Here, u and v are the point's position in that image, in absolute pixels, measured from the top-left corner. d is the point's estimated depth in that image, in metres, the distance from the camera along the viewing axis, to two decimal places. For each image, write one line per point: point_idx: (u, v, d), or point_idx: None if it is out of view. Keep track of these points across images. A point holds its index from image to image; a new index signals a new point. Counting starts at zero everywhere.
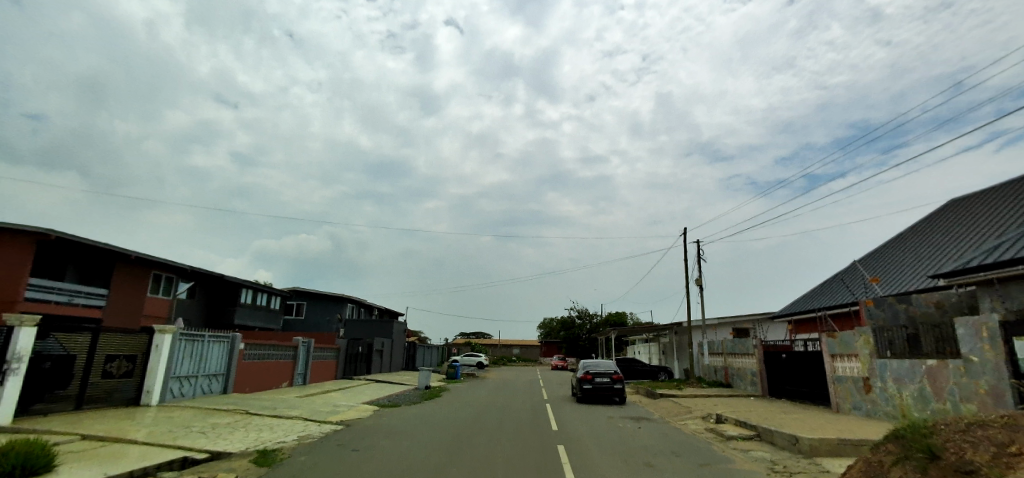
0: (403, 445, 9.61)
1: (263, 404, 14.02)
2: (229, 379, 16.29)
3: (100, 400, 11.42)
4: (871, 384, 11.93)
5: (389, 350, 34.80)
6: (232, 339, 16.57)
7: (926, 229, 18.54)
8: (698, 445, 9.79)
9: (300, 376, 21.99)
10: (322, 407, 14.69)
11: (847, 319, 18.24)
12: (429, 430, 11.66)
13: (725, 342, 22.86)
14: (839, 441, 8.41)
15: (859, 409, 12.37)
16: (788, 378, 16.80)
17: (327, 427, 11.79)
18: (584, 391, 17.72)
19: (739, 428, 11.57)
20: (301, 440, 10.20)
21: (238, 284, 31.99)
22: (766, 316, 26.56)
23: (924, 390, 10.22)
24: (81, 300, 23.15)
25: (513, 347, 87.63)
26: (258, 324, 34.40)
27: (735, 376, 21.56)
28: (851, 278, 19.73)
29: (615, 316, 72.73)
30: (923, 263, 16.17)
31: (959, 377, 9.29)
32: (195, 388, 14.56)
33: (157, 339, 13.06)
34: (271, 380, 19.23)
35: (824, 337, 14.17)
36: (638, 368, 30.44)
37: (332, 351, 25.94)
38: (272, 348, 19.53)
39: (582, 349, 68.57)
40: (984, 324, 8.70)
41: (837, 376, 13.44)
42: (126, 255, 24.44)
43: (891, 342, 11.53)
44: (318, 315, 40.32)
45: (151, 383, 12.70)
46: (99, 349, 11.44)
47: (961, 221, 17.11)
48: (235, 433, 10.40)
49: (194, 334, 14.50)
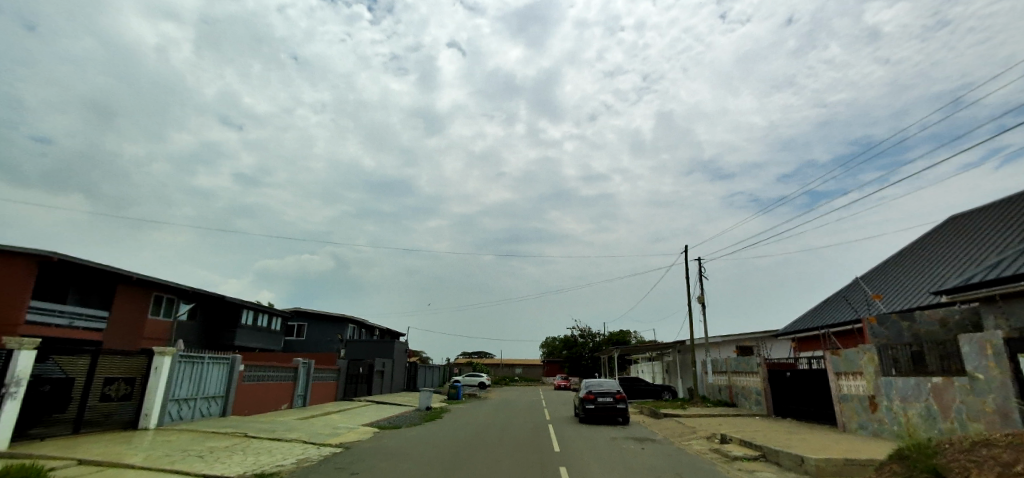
0: (402, 468, 9.50)
1: (262, 427, 13.90)
2: (228, 401, 16.12)
3: (98, 424, 11.32)
4: (877, 402, 11.76)
5: (390, 371, 34.56)
6: (232, 361, 16.46)
7: (929, 246, 18.44)
8: (704, 466, 9.67)
9: (300, 397, 21.79)
10: (321, 429, 14.55)
11: (850, 337, 18.02)
12: (430, 452, 11.52)
13: (729, 360, 22.64)
14: (845, 461, 8.28)
15: (866, 428, 12.17)
16: (793, 397, 16.61)
17: (326, 450, 11.64)
18: (588, 412, 17.46)
19: (745, 448, 11.40)
20: (299, 463, 10.07)
21: (239, 305, 31.93)
22: (770, 334, 26.28)
23: (930, 408, 10.08)
24: (82, 322, 23.11)
25: (516, 367, 87.06)
26: (259, 345, 34.23)
27: (740, 395, 21.28)
28: (854, 295, 19.61)
29: (616, 335, 72.25)
30: (926, 279, 16.11)
31: (965, 395, 9.18)
32: (195, 411, 14.44)
33: (156, 361, 12.99)
34: (271, 402, 19.07)
35: (828, 355, 14.01)
36: (641, 387, 30.18)
37: (332, 372, 25.72)
38: (272, 369, 19.36)
39: (586, 368, 68.03)
40: (988, 340, 8.68)
41: (842, 395, 13.27)
42: (127, 276, 24.44)
43: (896, 359, 11.45)
44: (319, 336, 40.05)
45: (150, 406, 12.63)
46: (98, 372, 11.39)
47: (964, 238, 17.03)
48: (233, 456, 10.29)
49: (194, 356, 14.43)
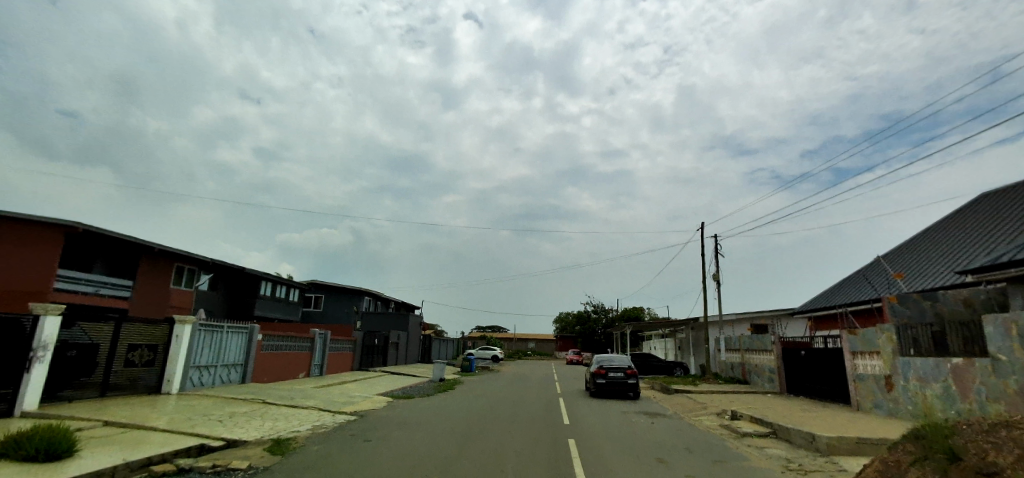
0: (415, 437, 9.69)
1: (280, 394, 14.29)
2: (247, 369, 16.58)
3: (123, 388, 11.75)
4: (893, 382, 11.59)
5: (404, 343, 35.12)
6: (251, 330, 16.86)
7: (957, 224, 17.81)
8: (713, 441, 9.68)
9: (318, 367, 22.34)
10: (337, 397, 14.90)
11: (870, 316, 17.68)
12: (443, 422, 11.72)
13: (743, 338, 22.48)
14: (857, 440, 8.22)
15: (881, 407, 12.03)
16: (807, 376, 16.50)
17: (341, 418, 11.93)
18: (599, 386, 17.60)
19: (755, 425, 11.38)
20: (315, 429, 10.36)
21: (258, 277, 32.55)
22: (785, 312, 25.96)
23: (950, 389, 9.87)
24: (108, 291, 23.84)
25: (529, 341, 87.87)
26: (278, 316, 34.99)
27: (752, 372, 21.18)
28: (875, 273, 19.13)
29: (629, 312, 72.21)
30: (952, 258, 15.60)
31: (986, 377, 8.97)
32: (215, 378, 14.88)
33: (178, 329, 13.34)
34: (289, 370, 19.58)
35: (845, 334, 13.77)
36: (653, 363, 30.28)
37: (348, 343, 26.22)
38: (289, 339, 19.81)
39: (598, 344, 68.43)
40: (1014, 322, 8.41)
41: (858, 374, 13.09)
42: (149, 247, 25.02)
43: (916, 340, 11.17)
44: (335, 307, 40.81)
45: (172, 371, 13.04)
46: (121, 339, 11.75)
47: (994, 216, 16.39)
48: (251, 421, 10.63)
49: (214, 325, 14.81)
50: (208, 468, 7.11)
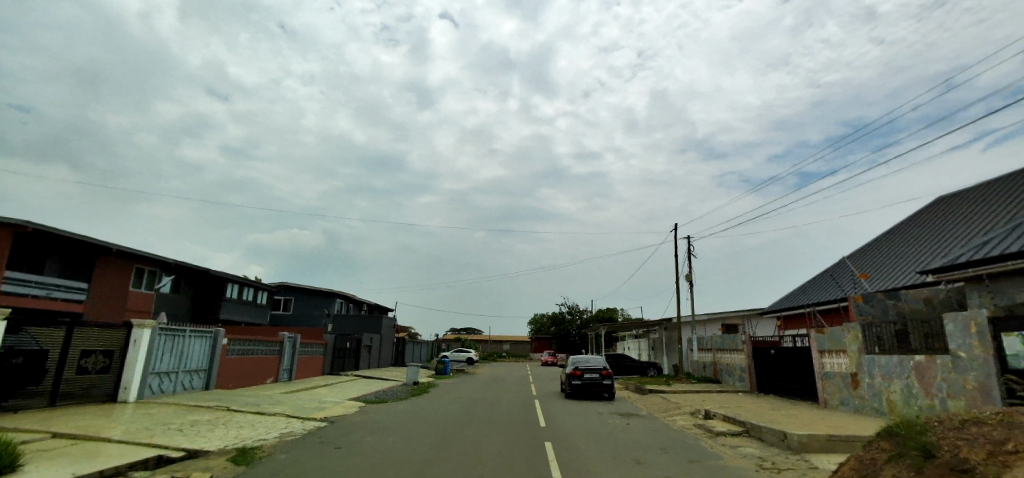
0: (388, 443, 9.42)
1: (246, 400, 13.75)
2: (211, 375, 15.92)
3: (75, 397, 11.08)
4: (859, 379, 11.92)
5: (378, 346, 34.51)
6: (216, 334, 16.20)
7: (917, 226, 18.53)
8: (688, 441, 9.72)
9: (286, 372, 21.67)
10: (307, 403, 14.45)
11: (836, 315, 18.22)
12: (417, 427, 11.46)
13: (714, 338, 22.86)
14: (828, 437, 8.36)
15: (847, 404, 12.35)
16: (776, 374, 16.86)
17: (311, 424, 11.54)
18: (574, 387, 17.59)
19: (729, 424, 11.51)
20: (283, 437, 9.97)
21: (224, 279, 31.46)
22: (755, 312, 26.57)
23: (913, 385, 10.19)
24: (61, 294, 22.55)
25: (504, 342, 87.71)
26: (245, 319, 33.90)
27: (724, 371, 21.55)
28: (840, 274, 19.73)
29: (603, 313, 72.86)
30: (913, 259, 16.20)
31: (947, 373, 9.28)
32: (176, 384, 14.22)
33: (136, 334, 12.67)
34: (256, 376, 18.91)
35: (813, 333, 14.10)
36: (627, 363, 30.57)
37: (319, 347, 25.58)
38: (257, 343, 19.14)
39: (573, 345, 68.81)
40: (973, 319, 8.72)
41: (825, 372, 13.43)
42: (106, 248, 23.86)
43: (880, 337, 11.50)
44: (305, 310, 39.81)
45: (130, 378, 12.38)
46: (74, 345, 11.08)
47: (951, 218, 17.10)
48: (214, 430, 10.16)
49: (176, 329, 14.15)
50: None
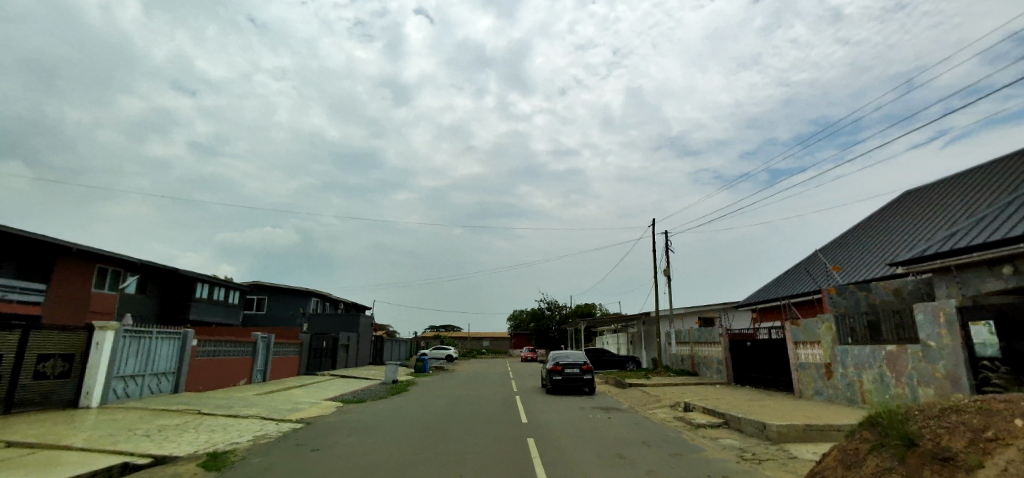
0: (367, 443, 9.19)
1: (217, 403, 13.29)
2: (180, 377, 15.35)
3: (33, 403, 10.51)
4: (832, 369, 12.19)
5: (355, 345, 33.97)
6: (185, 336, 15.62)
7: (885, 220, 19.09)
8: (669, 433, 9.76)
9: (260, 373, 21.09)
10: (282, 404, 14.05)
11: (810, 307, 18.65)
12: (398, 426, 11.24)
13: (692, 331, 23.17)
14: (805, 427, 8.48)
15: (821, 394, 12.64)
16: (752, 366, 17.16)
17: (286, 426, 11.22)
18: (555, 383, 17.58)
19: (708, 415, 11.63)
20: (257, 440, 9.63)
21: (193, 278, 30.43)
22: (731, 305, 27.06)
23: (884, 374, 10.46)
24: (16, 296, 21.31)
25: (483, 339, 87.58)
26: (215, 319, 32.88)
27: (701, 364, 21.87)
28: (814, 267, 20.18)
29: (582, 308, 73.33)
30: (882, 252, 16.66)
31: (917, 362, 9.55)
32: (143, 388, 13.66)
33: (98, 336, 12.10)
34: (228, 377, 18.33)
35: (788, 325, 14.36)
36: (607, 358, 30.79)
37: (294, 347, 24.99)
38: (229, 344, 18.55)
39: (552, 341, 69.11)
40: (942, 309, 8.97)
41: (800, 363, 13.70)
42: (66, 247, 22.78)
43: (853, 328, 11.77)
44: (279, 310, 38.88)
45: (92, 383, 11.80)
46: (30, 348, 10.50)
47: (918, 212, 17.65)
48: (184, 434, 9.76)
49: (141, 330, 13.56)
50: None
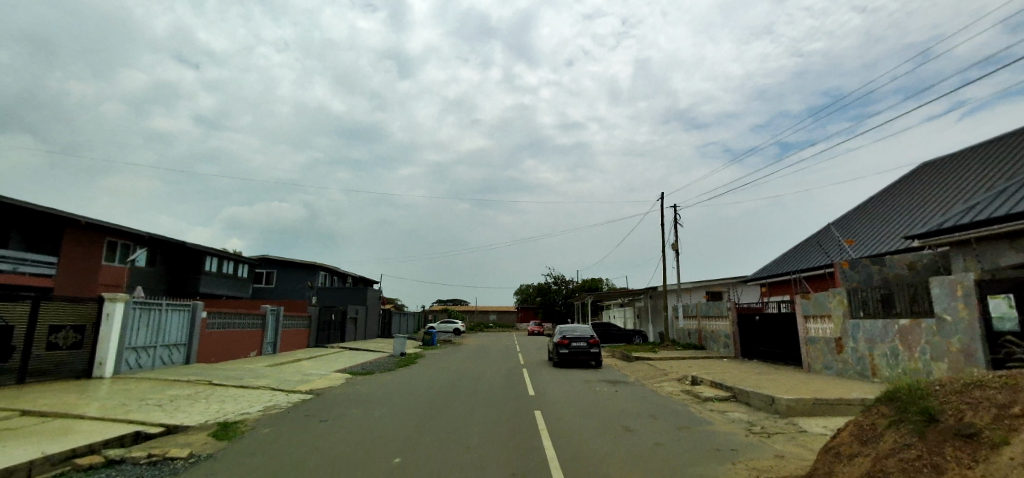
0: (374, 415, 9.24)
1: (228, 374, 13.46)
2: (191, 349, 15.55)
3: (47, 373, 10.68)
4: (843, 344, 12.05)
5: (363, 318, 34.30)
6: (194, 308, 15.74)
7: (902, 192, 18.60)
8: (676, 407, 9.75)
9: (270, 345, 21.37)
10: (291, 376, 14.21)
11: (822, 281, 18.40)
12: (405, 398, 11.34)
13: (699, 305, 23.07)
14: (815, 401, 8.40)
15: (830, 368, 12.56)
16: (760, 340, 17.09)
17: (295, 397, 11.35)
18: (562, 356, 17.64)
19: (716, 389, 11.60)
20: (266, 410, 9.73)
21: (202, 252, 30.64)
22: (740, 279, 26.86)
23: (896, 348, 10.31)
24: (28, 269, 21.72)
25: (490, 313, 88.25)
26: (225, 292, 33.25)
27: (709, 338, 21.84)
28: (826, 240, 19.84)
29: (589, 283, 73.42)
30: (898, 225, 16.28)
31: (931, 336, 9.37)
32: (155, 359, 13.85)
33: (108, 308, 12.17)
34: (239, 349, 18.58)
35: (798, 299, 14.18)
36: (613, 332, 30.89)
37: (304, 319, 25.25)
38: (238, 317, 18.72)
39: (559, 315, 69.47)
40: (959, 283, 8.73)
41: (810, 337, 13.59)
42: (75, 220, 22.91)
43: (865, 302, 11.56)
44: (288, 283, 39.21)
45: (104, 354, 11.95)
46: (41, 319, 10.60)
47: (936, 184, 17.16)
48: (195, 405, 9.88)
49: (151, 302, 13.65)
50: (142, 458, 6.37)
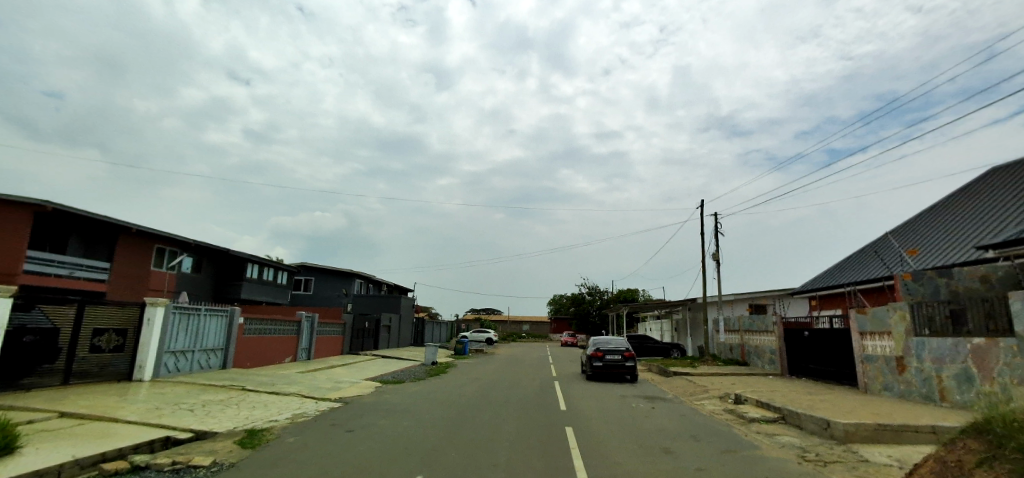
0: (401, 426, 9.01)
1: (261, 380, 13.59)
2: (228, 354, 15.84)
3: (90, 375, 11.00)
4: (905, 363, 11.05)
5: (397, 326, 34.53)
6: (231, 313, 16.04)
7: (970, 198, 17.14)
8: (719, 428, 9.09)
9: (305, 351, 21.65)
10: (323, 383, 14.23)
11: (881, 294, 17.12)
12: (434, 409, 11.10)
13: (742, 319, 21.95)
14: (877, 427, 7.60)
15: (891, 390, 11.54)
16: (810, 357, 16.02)
17: (325, 405, 11.27)
18: (595, 369, 17.04)
19: (762, 409, 10.81)
20: (294, 418, 9.67)
21: (244, 259, 31.61)
22: (787, 291, 25.50)
23: (969, 371, 9.32)
24: (83, 273, 22.90)
25: (523, 324, 87.61)
26: (265, 299, 34.15)
27: (753, 354, 20.70)
28: (884, 250, 18.51)
29: (624, 294, 71.89)
30: (968, 234, 14.96)
31: (1012, 357, 8.40)
32: (192, 363, 14.13)
33: (149, 312, 12.50)
34: (274, 355, 18.85)
35: (853, 313, 13.18)
36: (650, 345, 29.88)
37: (338, 326, 25.56)
38: (274, 323, 19.02)
39: (594, 326, 68.19)
40: None
41: (867, 355, 12.57)
42: (126, 227, 24.01)
43: (932, 318, 10.56)
44: (326, 290, 39.97)
45: (144, 357, 12.25)
46: (86, 323, 10.95)
47: (1010, 188, 15.72)
48: (226, 411, 9.91)
49: (190, 308, 13.97)
50: (166, 465, 6.32)
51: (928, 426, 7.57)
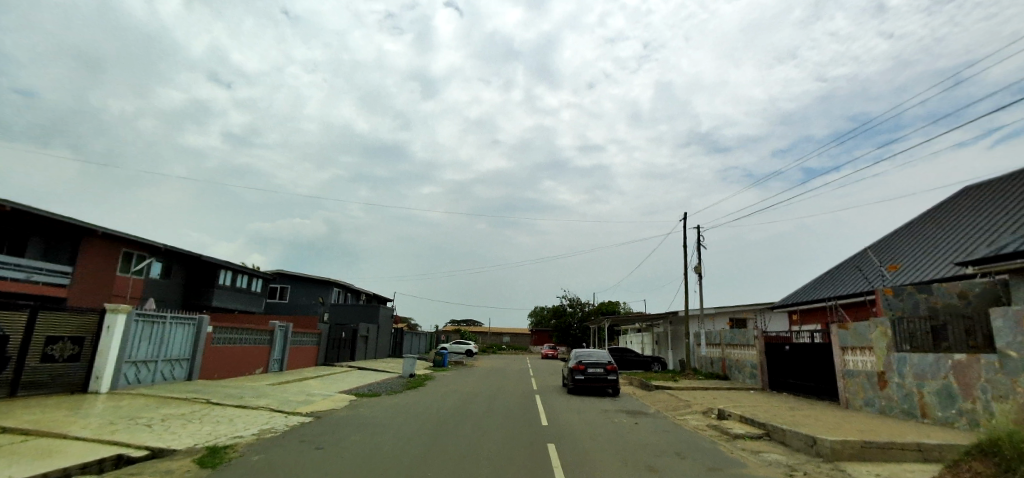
0: (375, 442, 8.55)
1: (228, 393, 12.92)
2: (194, 364, 15.10)
3: (40, 386, 10.26)
4: (887, 379, 11.03)
5: (375, 337, 33.75)
6: (199, 322, 15.34)
7: (947, 215, 17.42)
8: (704, 444, 8.87)
9: (277, 362, 20.87)
10: (294, 396, 13.61)
11: (861, 309, 17.25)
12: (411, 424, 10.64)
13: (723, 332, 21.96)
14: (865, 444, 7.47)
15: (872, 405, 11.51)
16: (791, 371, 16.02)
17: (294, 420, 10.71)
18: (577, 383, 16.74)
19: (745, 425, 10.64)
20: (261, 434, 9.12)
21: (216, 265, 30.60)
22: (767, 306, 25.68)
23: (950, 387, 9.29)
24: (42, 277, 21.76)
25: (503, 335, 86.99)
26: (237, 306, 33.04)
27: (733, 368, 20.67)
28: (865, 265, 18.68)
29: (605, 306, 72.06)
30: (946, 250, 15.16)
31: (993, 374, 8.41)
32: (155, 374, 13.40)
33: (109, 319, 11.82)
34: (244, 366, 18.08)
35: (834, 328, 13.19)
36: (631, 358, 29.75)
37: (313, 336, 24.79)
38: (245, 333, 18.30)
39: (574, 339, 68.04)
40: None
41: (848, 370, 12.55)
42: (92, 230, 22.99)
43: (913, 334, 10.58)
44: (301, 299, 38.97)
45: (101, 367, 11.54)
46: (38, 330, 10.24)
47: (986, 206, 16.00)
48: (187, 426, 9.32)
49: (154, 316, 13.28)
50: None
51: (914, 444, 7.46)
